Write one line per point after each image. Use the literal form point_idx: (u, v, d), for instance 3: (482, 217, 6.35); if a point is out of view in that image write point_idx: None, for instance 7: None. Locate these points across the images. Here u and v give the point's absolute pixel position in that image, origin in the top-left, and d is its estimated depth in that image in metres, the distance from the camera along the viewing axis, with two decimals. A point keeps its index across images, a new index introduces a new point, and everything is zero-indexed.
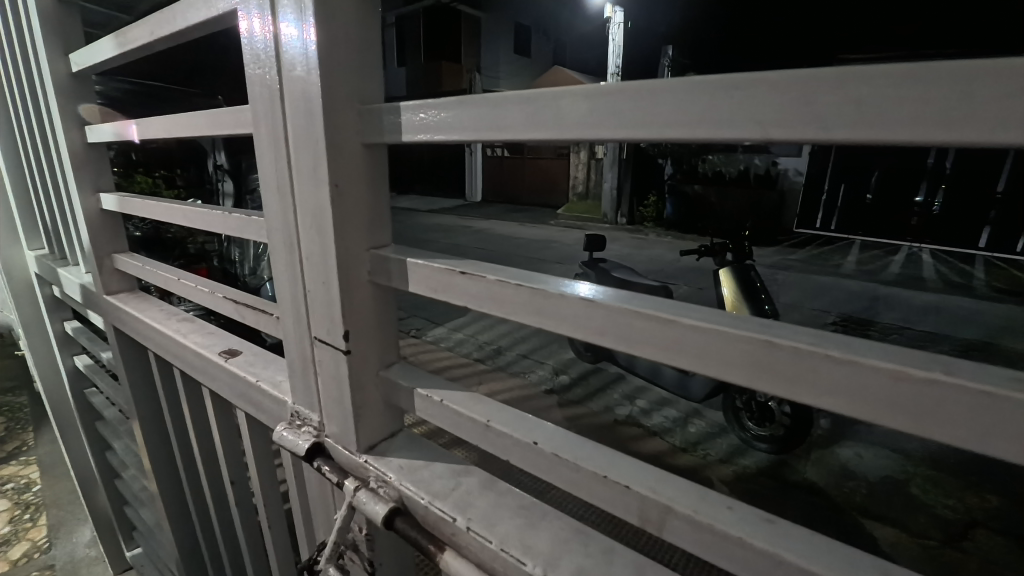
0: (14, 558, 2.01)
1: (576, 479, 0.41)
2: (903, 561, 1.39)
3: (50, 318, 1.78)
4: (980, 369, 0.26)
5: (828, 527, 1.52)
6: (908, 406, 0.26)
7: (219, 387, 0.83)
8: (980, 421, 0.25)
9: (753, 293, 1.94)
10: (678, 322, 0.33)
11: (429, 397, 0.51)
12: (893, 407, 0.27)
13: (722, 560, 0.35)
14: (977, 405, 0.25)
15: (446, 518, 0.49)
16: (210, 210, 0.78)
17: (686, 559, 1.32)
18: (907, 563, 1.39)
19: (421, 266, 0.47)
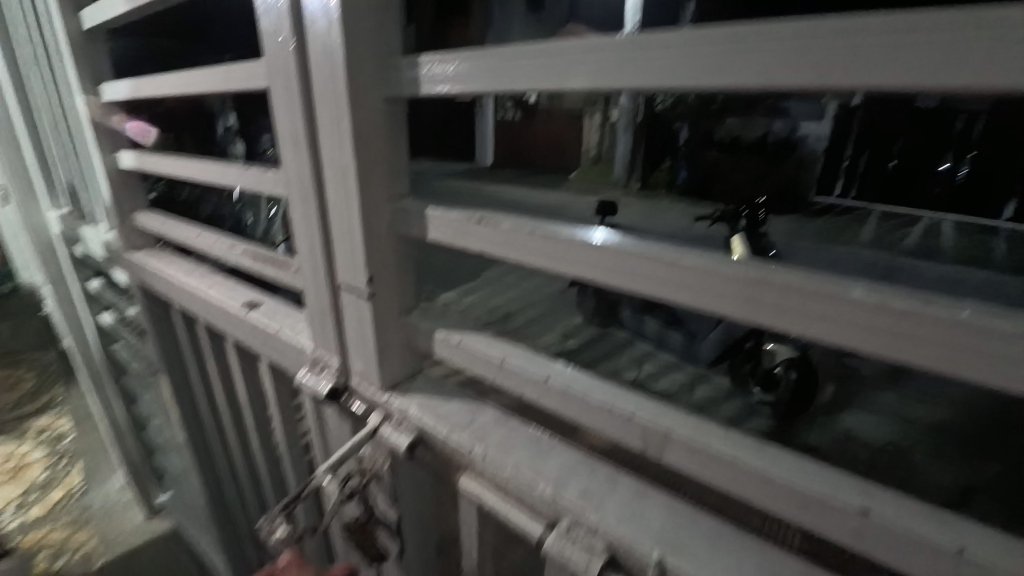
0: (54, 502, 2.18)
1: (584, 412, 0.46)
2: None
3: (74, 276, 1.84)
4: (961, 300, 0.28)
5: None
6: (887, 333, 0.29)
7: (241, 336, 0.88)
8: (951, 345, 0.27)
9: None
10: (679, 263, 0.35)
11: (448, 338, 0.56)
12: (873, 333, 0.29)
13: (715, 479, 0.40)
14: (950, 332, 0.27)
15: (463, 447, 0.55)
16: (226, 164, 0.80)
17: None
18: None
19: (440, 214, 0.50)
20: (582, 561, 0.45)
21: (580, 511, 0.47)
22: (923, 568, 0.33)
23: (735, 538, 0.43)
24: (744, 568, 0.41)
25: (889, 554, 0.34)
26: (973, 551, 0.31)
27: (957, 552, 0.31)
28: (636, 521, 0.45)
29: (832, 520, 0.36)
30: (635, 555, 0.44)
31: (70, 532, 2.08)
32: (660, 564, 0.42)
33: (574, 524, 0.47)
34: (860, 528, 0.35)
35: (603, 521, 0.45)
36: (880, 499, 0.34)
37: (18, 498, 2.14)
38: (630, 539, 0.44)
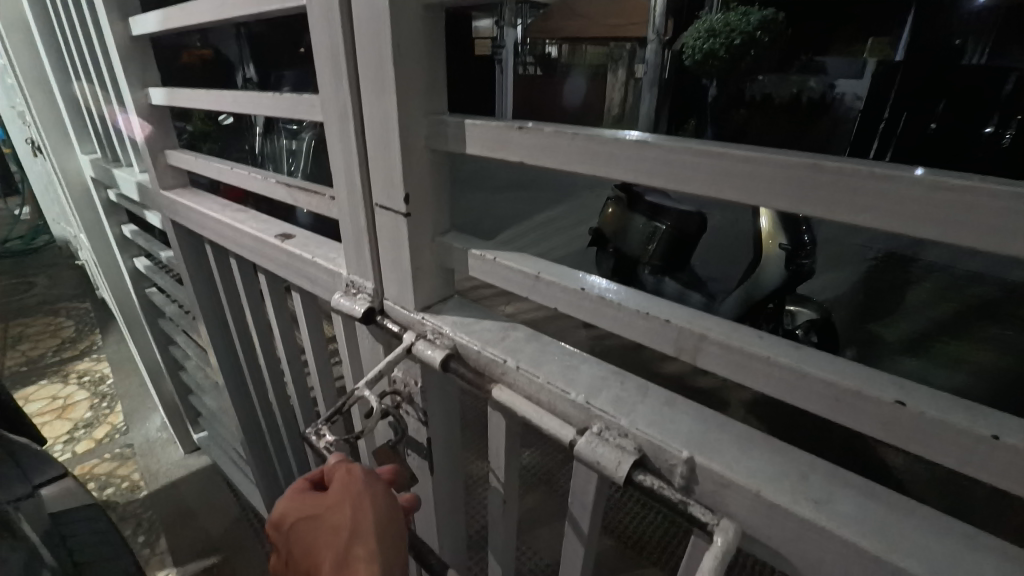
0: (99, 437, 2.32)
1: (620, 319, 0.47)
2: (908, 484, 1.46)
3: (108, 220, 1.87)
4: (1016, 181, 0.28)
5: (840, 449, 1.58)
6: (935, 212, 0.30)
7: (276, 267, 0.91)
8: (997, 220, 0.29)
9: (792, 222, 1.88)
10: (728, 155, 0.36)
11: (482, 256, 0.57)
12: (921, 214, 0.30)
13: (749, 380, 0.41)
14: (1000, 208, 0.28)
15: (497, 359, 0.56)
16: (259, 92, 0.80)
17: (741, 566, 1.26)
18: (913, 485, 1.46)
19: (479, 125, 0.51)
20: (613, 460, 0.45)
21: (611, 415, 0.47)
22: (954, 457, 0.34)
23: (764, 444, 0.44)
24: (773, 468, 0.42)
25: (921, 445, 0.35)
26: (1008, 436, 0.31)
27: (992, 437, 0.32)
28: (666, 425, 0.46)
29: (866, 414, 0.36)
30: (665, 456, 0.44)
31: (117, 464, 2.19)
32: (690, 462, 0.43)
33: (604, 429, 0.48)
34: (892, 421, 0.35)
35: (634, 425, 0.46)
36: (915, 392, 0.35)
37: (67, 434, 2.33)
38: (659, 440, 0.45)
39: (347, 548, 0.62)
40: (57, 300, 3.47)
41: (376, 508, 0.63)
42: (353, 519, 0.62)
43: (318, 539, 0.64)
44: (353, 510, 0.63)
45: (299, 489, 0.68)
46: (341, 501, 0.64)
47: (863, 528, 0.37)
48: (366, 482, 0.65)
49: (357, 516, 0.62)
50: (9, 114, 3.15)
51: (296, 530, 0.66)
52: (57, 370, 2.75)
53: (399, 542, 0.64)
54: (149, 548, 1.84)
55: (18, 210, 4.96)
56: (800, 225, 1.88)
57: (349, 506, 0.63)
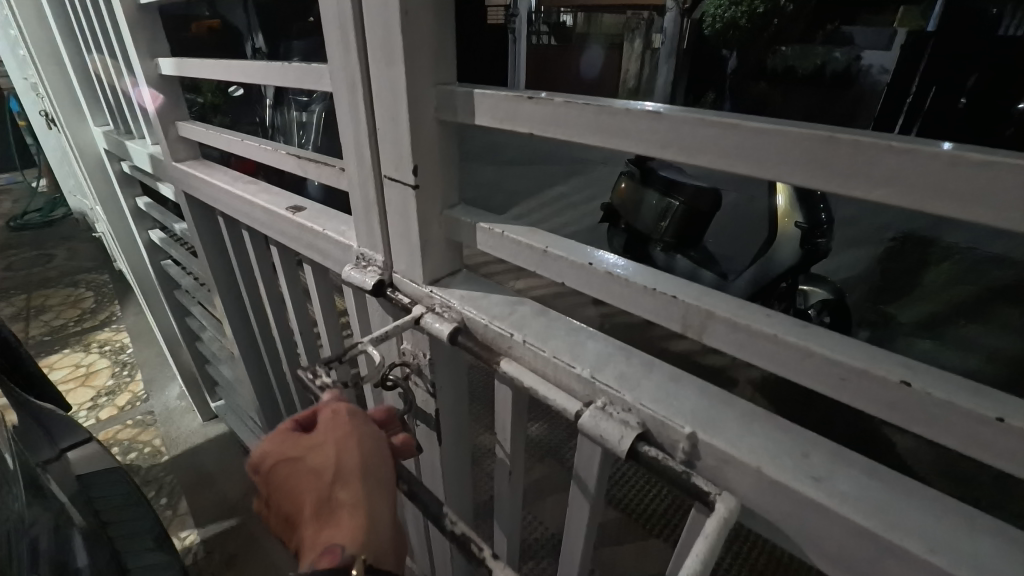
0: (120, 404, 2.40)
1: (627, 295, 0.46)
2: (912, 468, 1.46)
3: (123, 192, 1.88)
4: None
5: (846, 431, 1.58)
6: (955, 188, 0.29)
7: (288, 240, 0.91)
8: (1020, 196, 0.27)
9: (809, 201, 1.83)
10: (742, 126, 0.35)
11: (490, 230, 0.57)
12: (939, 190, 0.30)
13: (755, 358, 0.41)
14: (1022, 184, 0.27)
15: (504, 333, 0.57)
16: (268, 62, 0.79)
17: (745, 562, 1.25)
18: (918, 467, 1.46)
19: (487, 95, 0.50)
20: (616, 434, 0.46)
21: (615, 391, 0.48)
22: (958, 438, 0.34)
23: (768, 421, 0.44)
24: (775, 445, 0.42)
25: (924, 425, 0.35)
26: (1013, 419, 0.31)
27: (997, 420, 0.31)
28: (670, 402, 0.46)
29: (870, 394, 0.36)
30: (668, 431, 0.45)
31: (139, 431, 2.27)
32: (693, 438, 0.43)
33: (609, 404, 0.48)
34: (898, 401, 0.35)
35: (639, 400, 0.47)
36: (921, 373, 0.35)
37: (91, 400, 2.42)
38: (662, 415, 0.45)
39: (332, 492, 0.59)
40: (77, 272, 3.55)
41: (366, 445, 0.61)
42: (339, 461, 0.60)
43: (301, 482, 0.61)
44: (340, 452, 0.60)
45: (282, 429, 0.64)
46: (326, 445, 0.61)
47: (863, 506, 0.37)
48: (354, 424, 0.62)
49: (345, 455, 0.60)
50: (22, 86, 3.16)
51: (277, 472, 0.62)
52: (79, 339, 2.84)
53: (388, 487, 0.62)
54: (171, 509, 1.93)
55: (36, 183, 5.02)
56: (818, 205, 1.83)
57: (336, 448, 0.60)
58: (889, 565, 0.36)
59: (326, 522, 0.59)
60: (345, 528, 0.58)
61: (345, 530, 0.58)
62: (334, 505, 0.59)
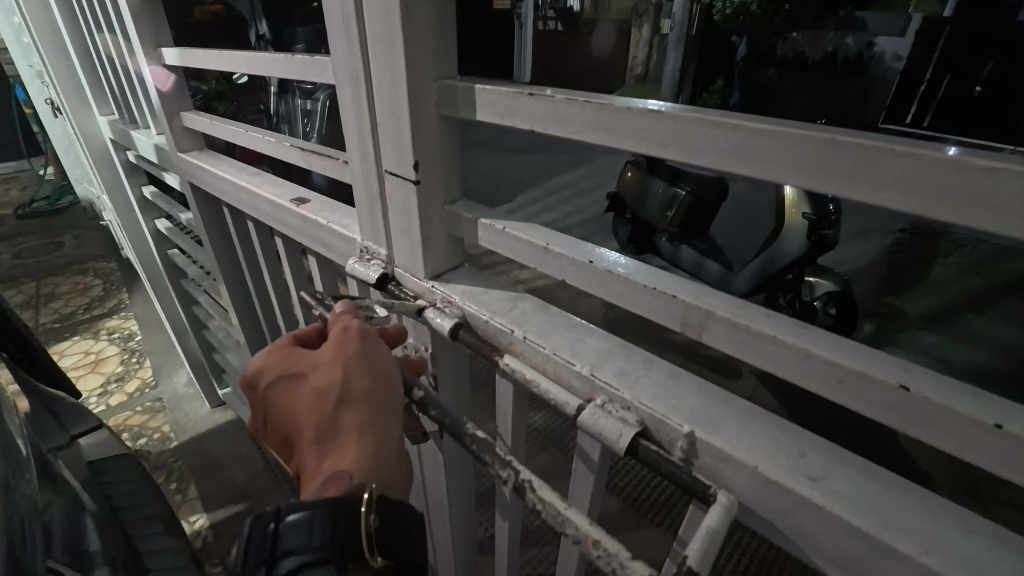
0: (130, 391, 2.44)
1: (626, 293, 0.47)
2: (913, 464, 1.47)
3: (128, 181, 1.89)
4: None
5: (848, 425, 1.59)
6: (957, 194, 0.29)
7: (292, 232, 0.92)
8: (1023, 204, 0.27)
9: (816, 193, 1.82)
10: (744, 127, 0.35)
11: (492, 226, 0.57)
12: (942, 195, 0.29)
13: (754, 358, 0.41)
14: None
15: (505, 329, 0.57)
16: (271, 54, 0.79)
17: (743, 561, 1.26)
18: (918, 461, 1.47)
19: (489, 91, 0.49)
20: (614, 432, 0.46)
21: (615, 388, 0.48)
22: (955, 442, 0.34)
23: (766, 420, 0.44)
24: (773, 445, 0.42)
25: (922, 429, 0.35)
26: (1011, 425, 0.31)
27: (994, 426, 0.31)
28: (669, 399, 0.47)
29: (869, 397, 0.36)
30: (666, 429, 0.45)
31: (148, 417, 2.31)
32: (691, 436, 0.44)
33: (608, 402, 0.49)
34: (896, 404, 0.35)
35: (638, 398, 0.47)
36: (920, 376, 0.35)
37: (101, 387, 2.46)
38: (661, 413, 0.45)
39: (338, 412, 0.61)
40: (85, 260, 3.59)
41: (373, 363, 0.63)
42: (346, 382, 0.61)
43: (306, 400, 0.61)
44: (348, 374, 0.61)
45: (290, 352, 0.65)
46: (333, 365, 0.62)
47: (858, 506, 0.37)
48: (362, 343, 0.63)
49: (352, 372, 0.61)
50: (27, 74, 3.16)
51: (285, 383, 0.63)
52: (88, 326, 2.87)
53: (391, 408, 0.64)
54: (180, 493, 1.97)
55: (43, 171, 5.05)
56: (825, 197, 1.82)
57: (343, 368, 0.61)
58: (883, 565, 0.37)
59: (329, 443, 0.61)
60: (348, 448, 0.60)
61: (350, 451, 0.60)
62: (337, 427, 0.61)
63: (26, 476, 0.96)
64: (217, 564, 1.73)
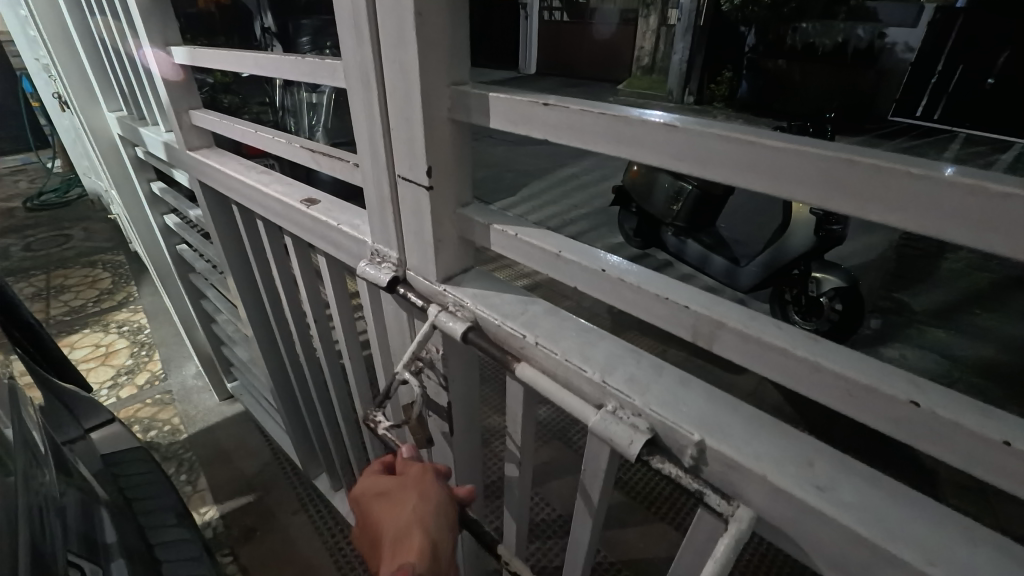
0: (140, 384, 2.47)
1: (639, 300, 0.47)
2: (921, 459, 1.49)
3: (137, 177, 1.90)
4: None
5: (852, 423, 1.61)
6: (973, 217, 0.29)
7: (302, 230, 0.92)
8: None
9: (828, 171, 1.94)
10: (760, 143, 0.35)
11: (504, 231, 0.57)
12: (956, 217, 0.29)
13: (765, 369, 0.41)
14: None
15: (516, 334, 0.57)
16: (282, 54, 0.79)
17: (754, 558, 1.28)
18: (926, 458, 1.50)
19: (500, 98, 0.50)
20: (625, 438, 0.46)
21: (626, 395, 0.49)
22: (962, 457, 0.34)
23: (774, 428, 0.45)
24: (781, 453, 0.43)
25: (930, 444, 0.35)
26: (1018, 443, 0.31)
27: (1003, 443, 0.32)
28: (679, 406, 0.47)
29: (877, 411, 0.36)
30: (676, 436, 0.46)
31: (158, 410, 2.34)
32: (700, 444, 0.44)
33: (619, 408, 0.49)
34: (906, 420, 0.35)
35: (648, 405, 0.47)
36: (929, 392, 0.35)
37: (111, 379, 2.49)
38: (672, 421, 0.46)
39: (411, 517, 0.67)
40: (94, 252, 3.62)
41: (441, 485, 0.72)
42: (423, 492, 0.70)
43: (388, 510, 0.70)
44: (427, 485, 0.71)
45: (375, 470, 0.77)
46: (408, 483, 0.71)
47: (863, 515, 0.38)
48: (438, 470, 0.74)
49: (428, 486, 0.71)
50: (34, 67, 3.17)
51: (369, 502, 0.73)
52: (98, 319, 2.91)
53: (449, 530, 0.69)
54: (190, 485, 2.00)
55: (52, 163, 5.09)
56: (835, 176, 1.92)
57: (424, 481, 0.71)
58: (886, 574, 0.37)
59: (398, 546, 0.66)
60: (413, 551, 0.64)
61: (413, 552, 0.63)
62: (406, 525, 0.67)
63: (44, 469, 0.98)
64: (228, 553, 1.77)
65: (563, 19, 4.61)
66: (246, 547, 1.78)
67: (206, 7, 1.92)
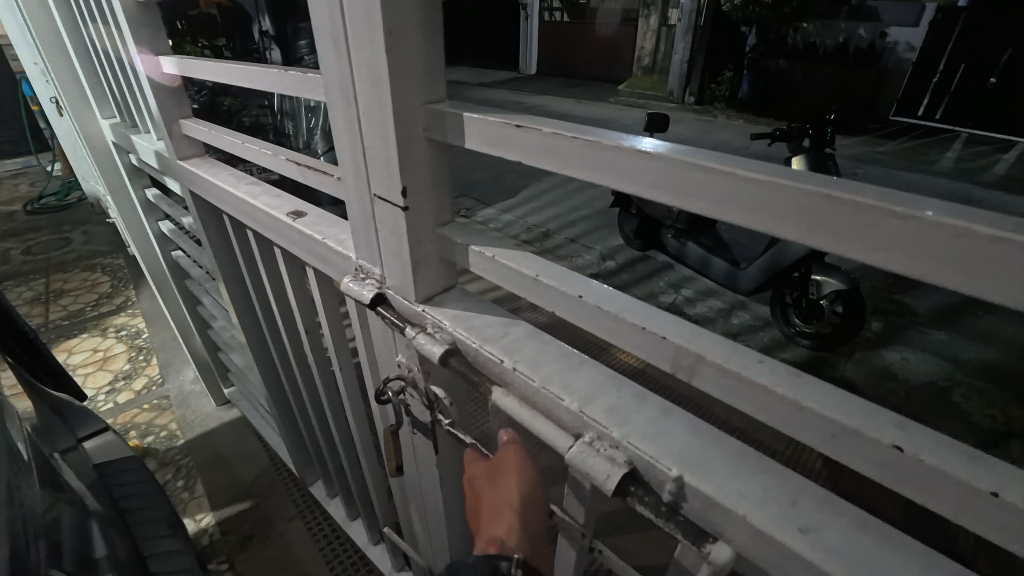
0: (138, 389, 2.46)
1: (617, 329, 0.46)
2: None
3: (132, 183, 1.89)
4: None
5: None
6: (955, 260, 0.28)
7: (289, 244, 0.91)
8: None
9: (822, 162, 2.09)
10: (736, 175, 0.33)
11: (483, 252, 0.56)
12: (941, 259, 0.28)
13: (745, 404, 0.40)
14: None
15: (495, 359, 0.56)
16: (265, 68, 0.79)
17: None
18: None
19: (477, 119, 0.49)
20: (603, 472, 0.45)
21: (604, 426, 0.47)
22: (950, 505, 0.33)
23: (757, 462, 0.44)
24: (763, 492, 0.41)
25: (917, 490, 0.34)
26: (1008, 494, 0.30)
27: (991, 494, 0.30)
28: (658, 439, 0.46)
29: (861, 453, 0.35)
30: (655, 471, 0.44)
31: (155, 415, 2.33)
32: (679, 481, 0.43)
33: (597, 439, 0.48)
34: (892, 464, 0.34)
35: (627, 437, 0.46)
36: (915, 434, 0.34)
37: (109, 384, 2.48)
38: (650, 455, 0.45)
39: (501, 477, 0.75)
40: (94, 256, 3.61)
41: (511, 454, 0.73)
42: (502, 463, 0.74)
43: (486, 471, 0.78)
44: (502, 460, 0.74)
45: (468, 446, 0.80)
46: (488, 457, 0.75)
47: (847, 562, 0.37)
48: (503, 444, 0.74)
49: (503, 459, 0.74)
50: (32, 71, 3.16)
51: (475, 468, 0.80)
52: (96, 324, 2.90)
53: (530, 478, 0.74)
54: (187, 491, 1.99)
55: (52, 166, 5.08)
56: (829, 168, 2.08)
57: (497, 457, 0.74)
58: None
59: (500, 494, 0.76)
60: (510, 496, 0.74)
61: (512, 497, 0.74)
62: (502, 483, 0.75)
63: (30, 483, 0.97)
64: (225, 561, 1.75)
65: (563, 20, 4.58)
66: (242, 555, 1.77)
67: (207, 9, 1.96)
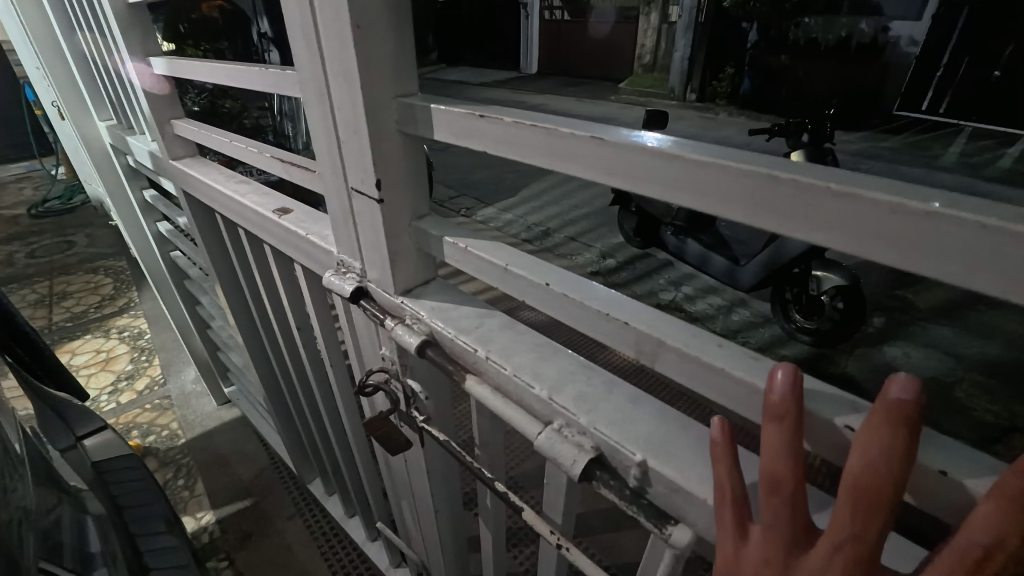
0: (139, 389, 2.48)
1: (583, 316, 0.47)
2: None
3: (130, 185, 1.90)
4: (980, 202, 0.28)
5: None
6: (893, 236, 0.30)
7: (275, 241, 0.92)
8: (970, 249, 0.28)
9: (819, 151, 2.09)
10: (685, 159, 0.37)
11: (456, 244, 0.57)
12: (882, 238, 0.31)
13: (702, 386, 0.42)
14: (967, 234, 0.28)
15: (469, 348, 0.57)
16: (249, 66, 0.80)
17: None
18: None
19: (443, 111, 0.50)
20: (569, 457, 0.47)
21: (572, 413, 0.49)
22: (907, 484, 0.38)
23: None
24: None
25: None
26: (955, 473, 0.35)
27: (939, 472, 0.36)
28: (624, 425, 0.47)
29: (824, 437, 0.42)
30: (620, 456, 0.46)
31: (156, 415, 2.34)
32: (643, 465, 0.44)
33: (565, 425, 0.50)
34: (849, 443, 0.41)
35: (593, 424, 0.48)
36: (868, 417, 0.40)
37: (111, 385, 2.51)
38: (616, 441, 0.46)
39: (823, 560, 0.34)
40: (96, 259, 3.64)
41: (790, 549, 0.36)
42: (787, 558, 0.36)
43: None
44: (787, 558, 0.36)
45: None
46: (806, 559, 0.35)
47: None
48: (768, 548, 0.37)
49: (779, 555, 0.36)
50: (35, 75, 3.18)
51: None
52: (100, 325, 2.92)
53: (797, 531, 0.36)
54: (188, 489, 2.01)
55: (54, 170, 5.11)
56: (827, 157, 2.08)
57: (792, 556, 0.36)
58: None
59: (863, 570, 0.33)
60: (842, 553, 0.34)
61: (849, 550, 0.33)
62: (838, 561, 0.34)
63: (24, 480, 0.98)
64: (224, 558, 1.77)
65: (563, 18, 4.56)
66: (241, 553, 1.78)
67: (210, 11, 1.98)
